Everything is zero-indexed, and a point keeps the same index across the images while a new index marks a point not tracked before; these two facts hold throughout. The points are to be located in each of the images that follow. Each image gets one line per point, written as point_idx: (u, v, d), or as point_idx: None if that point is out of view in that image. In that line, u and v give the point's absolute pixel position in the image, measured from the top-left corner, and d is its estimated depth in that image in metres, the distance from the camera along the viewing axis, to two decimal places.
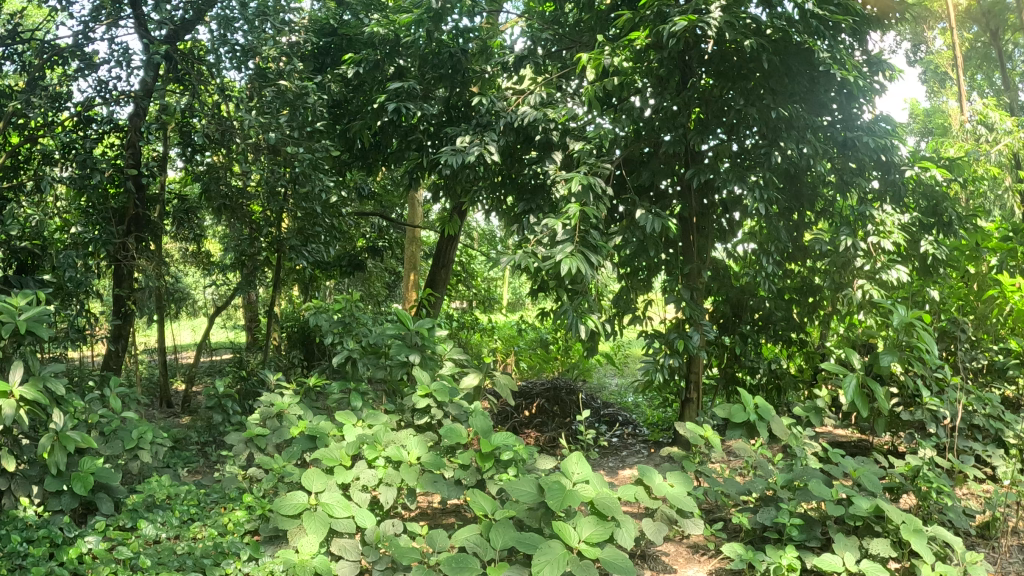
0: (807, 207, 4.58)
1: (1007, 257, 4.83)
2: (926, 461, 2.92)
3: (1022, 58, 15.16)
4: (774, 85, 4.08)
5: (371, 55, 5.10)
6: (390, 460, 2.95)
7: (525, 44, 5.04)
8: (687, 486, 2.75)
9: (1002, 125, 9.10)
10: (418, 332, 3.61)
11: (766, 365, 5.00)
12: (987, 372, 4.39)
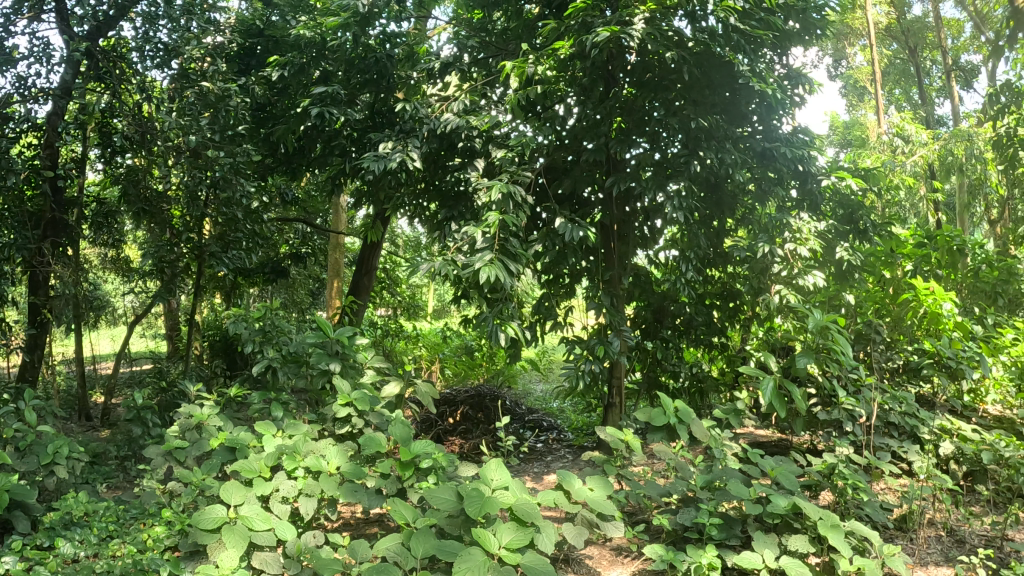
0: (727, 215, 4.71)
1: (920, 262, 5.15)
2: (841, 458, 3.04)
3: (935, 74, 15.95)
4: (696, 95, 4.17)
5: (297, 58, 5.10)
6: (309, 471, 2.91)
7: (451, 50, 4.98)
8: (606, 489, 2.78)
9: (918, 137, 9.55)
10: (338, 340, 3.58)
11: (690, 370, 5.09)
12: (903, 372, 4.57)
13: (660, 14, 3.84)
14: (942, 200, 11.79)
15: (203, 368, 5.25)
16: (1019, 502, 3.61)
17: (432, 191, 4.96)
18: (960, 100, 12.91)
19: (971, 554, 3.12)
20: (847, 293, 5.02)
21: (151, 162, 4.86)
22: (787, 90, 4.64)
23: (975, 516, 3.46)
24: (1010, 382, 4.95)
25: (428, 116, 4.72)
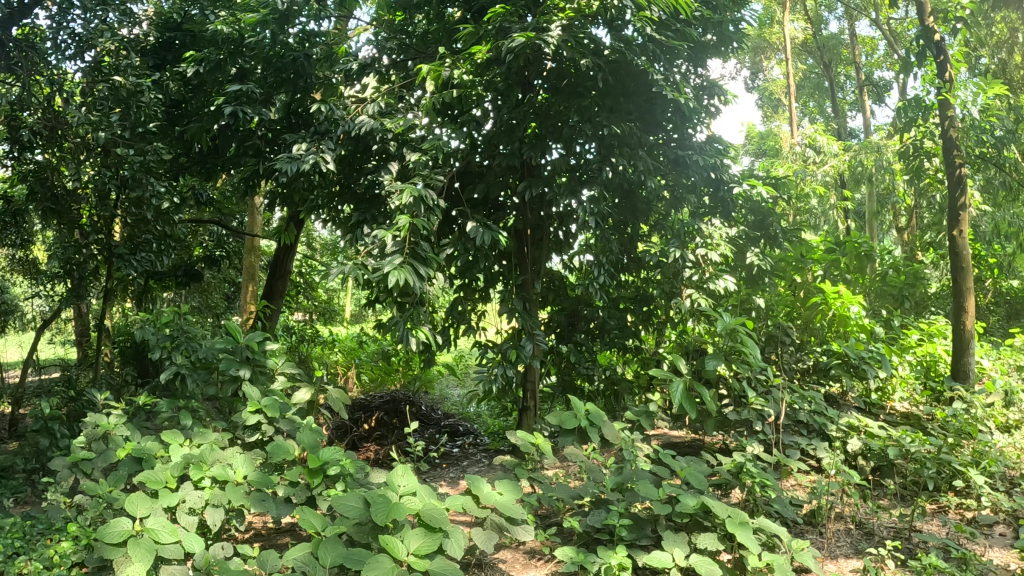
0: (640, 221, 4.85)
1: (830, 267, 5.42)
2: (749, 456, 3.12)
3: (847, 88, 16.74)
4: (611, 102, 4.25)
5: (213, 54, 5.04)
6: (217, 481, 2.82)
7: (370, 52, 4.98)
8: (515, 493, 2.76)
9: (829, 148, 9.99)
10: (249, 346, 3.50)
11: (608, 372, 5.16)
12: (812, 372, 4.73)
13: (578, 20, 3.91)
14: (852, 207, 12.35)
15: (113, 376, 5.05)
16: (920, 494, 3.79)
17: (348, 193, 4.79)
18: (869, 113, 13.58)
19: (877, 546, 3.26)
20: (757, 296, 5.01)
21: (61, 160, 4.62)
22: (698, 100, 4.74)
23: (880, 509, 3.62)
24: (914, 380, 5.20)
25: (343, 118, 4.70)
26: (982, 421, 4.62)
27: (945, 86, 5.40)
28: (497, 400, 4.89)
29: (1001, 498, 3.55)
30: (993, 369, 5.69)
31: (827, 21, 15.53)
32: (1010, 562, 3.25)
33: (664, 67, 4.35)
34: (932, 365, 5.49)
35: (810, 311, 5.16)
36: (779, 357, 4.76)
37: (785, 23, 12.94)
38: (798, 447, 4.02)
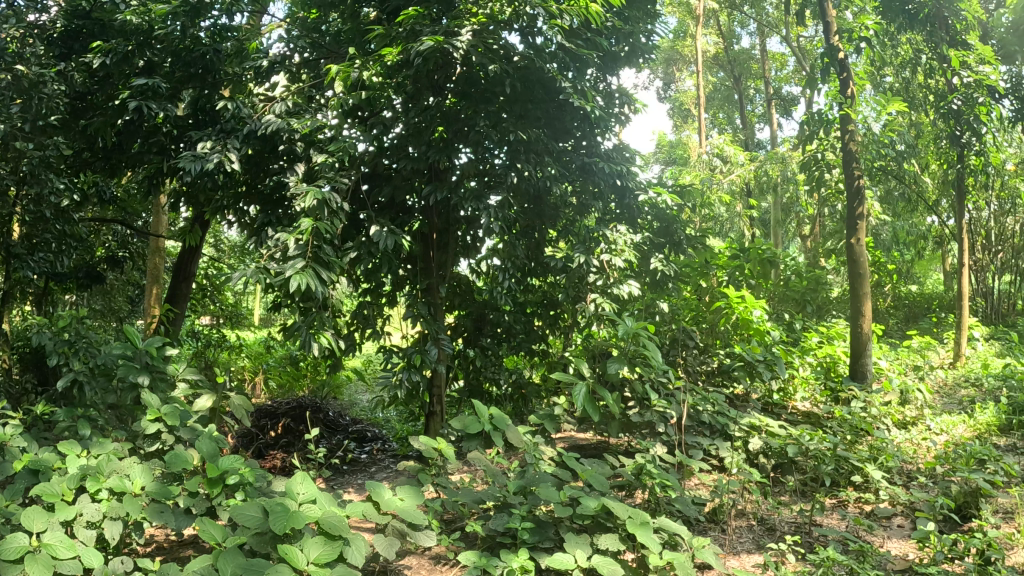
0: (548, 227, 4.97)
1: (733, 273, 5.66)
2: (649, 458, 3.20)
3: (756, 101, 17.55)
4: (519, 109, 4.33)
5: (121, 45, 4.80)
6: (114, 493, 2.71)
7: (281, 50, 4.90)
8: (416, 498, 2.76)
9: (736, 159, 10.35)
10: (148, 352, 3.38)
11: (513, 376, 5.17)
12: (716, 373, 4.92)
13: (488, 27, 4.04)
14: (758, 215, 12.84)
15: (10, 383, 4.79)
16: (820, 490, 3.96)
17: (254, 193, 4.71)
18: (776, 125, 14.20)
19: (778, 540, 3.39)
20: (662, 301, 5.20)
21: None
22: (606, 106, 5.06)
23: (781, 505, 3.76)
24: (815, 381, 5.43)
25: (251, 117, 4.60)
26: (879, 420, 4.87)
27: (846, 102, 5.70)
28: (405, 405, 4.88)
29: (896, 491, 3.74)
30: (887, 369, 6.02)
31: (738, 36, 16.26)
32: (905, 552, 3.42)
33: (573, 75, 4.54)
34: (830, 365, 5.64)
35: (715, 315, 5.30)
36: (684, 359, 4.88)
37: (698, 36, 13.39)
38: (701, 447, 4.15)
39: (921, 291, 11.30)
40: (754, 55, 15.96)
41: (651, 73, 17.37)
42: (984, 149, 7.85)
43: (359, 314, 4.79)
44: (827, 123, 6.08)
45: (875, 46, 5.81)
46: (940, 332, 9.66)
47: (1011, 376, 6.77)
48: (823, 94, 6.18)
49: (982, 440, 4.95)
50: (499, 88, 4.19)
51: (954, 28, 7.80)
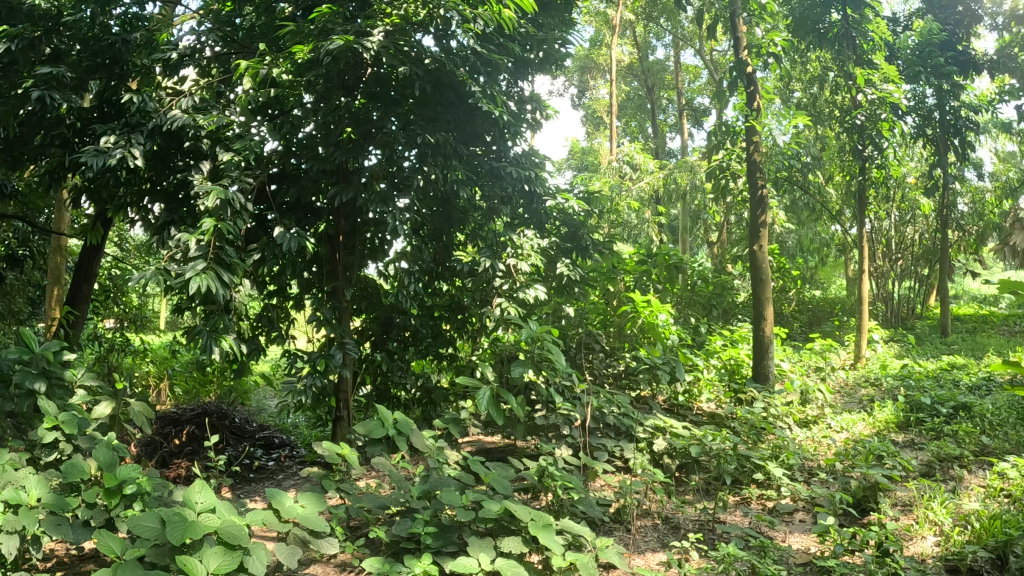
0: (456, 230, 5.15)
1: (643, 277, 6.21)
2: (550, 460, 3.33)
3: (668, 111, 18.22)
4: (427, 111, 4.62)
5: (26, 30, 4.54)
6: (7, 506, 2.61)
7: (192, 41, 4.77)
8: (318, 505, 2.76)
9: (645, 166, 10.92)
10: (45, 356, 3.25)
11: (422, 381, 5.28)
12: (623, 376, 5.20)
13: (400, 29, 4.22)
14: (667, 221, 13.27)
15: None
16: (725, 488, 4.13)
17: (158, 191, 4.61)
18: (688, 133, 15.52)
19: (682, 538, 3.53)
20: (568, 306, 5.49)
21: None
22: (517, 109, 5.36)
23: (685, 504, 3.91)
24: (719, 384, 5.67)
25: (157, 112, 4.52)
26: (781, 420, 5.08)
27: (753, 113, 6.07)
28: (310, 410, 4.85)
29: (798, 487, 3.93)
30: (789, 371, 6.34)
31: (652, 48, 16.85)
32: (807, 545, 3.59)
33: (481, 81, 4.75)
34: (735, 368, 5.84)
35: (620, 318, 5.79)
36: (590, 362, 5.21)
37: (615, 46, 13.83)
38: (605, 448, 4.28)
39: (825, 295, 11.74)
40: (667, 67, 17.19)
41: (569, 80, 17.75)
42: (884, 162, 8.33)
43: (265, 317, 4.71)
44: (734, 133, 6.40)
45: (783, 62, 6.14)
46: (842, 335, 10.17)
47: (907, 376, 7.20)
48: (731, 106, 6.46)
49: (878, 437, 5.23)
50: (409, 90, 4.44)
51: (863, 48, 8.30)
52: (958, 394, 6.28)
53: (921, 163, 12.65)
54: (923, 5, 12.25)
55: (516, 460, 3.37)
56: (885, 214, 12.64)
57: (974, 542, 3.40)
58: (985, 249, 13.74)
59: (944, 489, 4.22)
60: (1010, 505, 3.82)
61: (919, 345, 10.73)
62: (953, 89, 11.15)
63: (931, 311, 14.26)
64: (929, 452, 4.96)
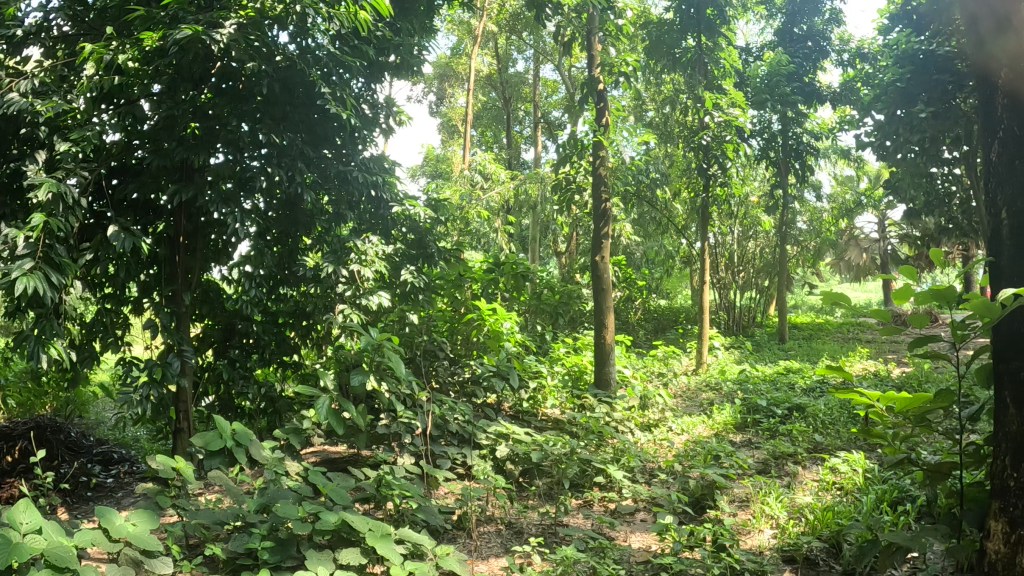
0: (302, 234, 5.07)
1: (488, 285, 6.67)
2: (386, 469, 3.56)
3: (526, 123, 18.80)
4: (275, 111, 4.54)
5: None
6: None
7: (38, 19, 4.47)
8: (150, 523, 2.66)
9: (496, 176, 11.29)
10: None
11: (264, 390, 5.16)
12: (468, 382, 5.41)
13: (252, 24, 4.18)
14: (518, 230, 13.68)
15: None
16: (566, 492, 4.34)
17: None
18: (541, 146, 16.13)
19: (523, 542, 3.69)
20: (412, 313, 5.68)
21: None
22: (369, 113, 5.34)
23: (528, 509, 4.09)
24: (562, 390, 5.91)
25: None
26: (622, 424, 5.50)
27: (600, 130, 6.42)
28: (149, 423, 4.65)
29: (638, 489, 4.17)
30: (632, 378, 6.63)
31: (513, 61, 17.38)
32: (647, 544, 3.77)
33: (332, 83, 4.75)
34: (578, 373, 6.37)
35: (466, 326, 6.02)
36: (435, 370, 5.33)
37: (474, 55, 14.10)
38: (449, 456, 4.40)
39: (670, 304, 12.96)
40: (527, 80, 17.75)
41: (427, 86, 17.84)
42: (726, 181, 8.89)
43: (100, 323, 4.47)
44: (580, 147, 6.69)
45: (631, 82, 6.51)
46: (685, 342, 10.84)
47: (743, 381, 7.75)
48: (581, 121, 6.73)
49: (716, 438, 5.59)
50: (257, 88, 4.35)
51: (714, 73, 9.05)
52: (791, 396, 6.81)
53: (762, 183, 13.61)
54: (775, 37, 13.22)
55: (358, 471, 3.54)
56: (728, 229, 13.56)
57: (809, 533, 3.69)
58: (819, 262, 14.95)
59: (779, 484, 4.58)
60: (839, 497, 4.24)
61: (757, 351, 11.59)
62: (796, 117, 12.21)
63: (770, 319, 15.37)
64: (766, 450, 5.37)
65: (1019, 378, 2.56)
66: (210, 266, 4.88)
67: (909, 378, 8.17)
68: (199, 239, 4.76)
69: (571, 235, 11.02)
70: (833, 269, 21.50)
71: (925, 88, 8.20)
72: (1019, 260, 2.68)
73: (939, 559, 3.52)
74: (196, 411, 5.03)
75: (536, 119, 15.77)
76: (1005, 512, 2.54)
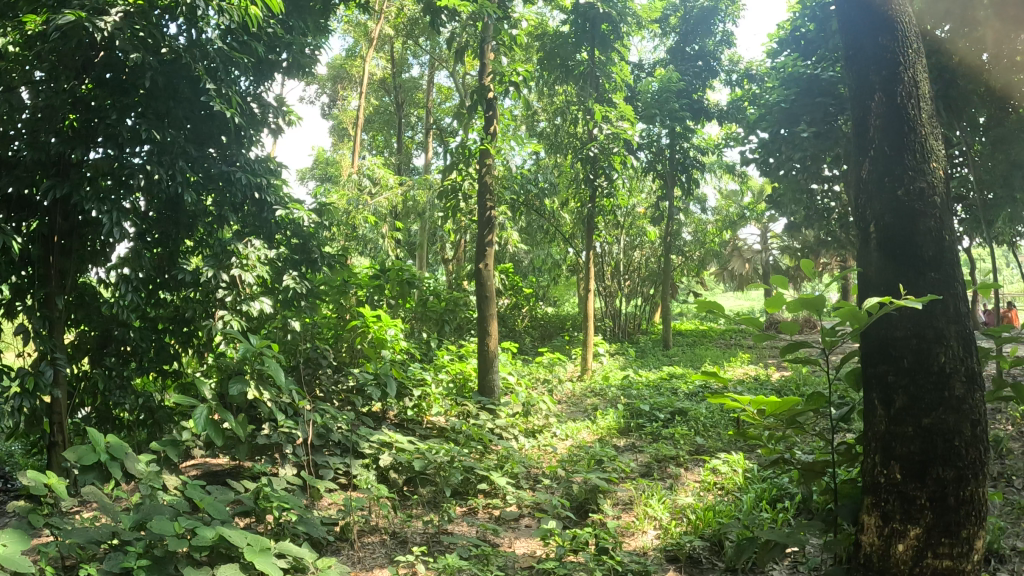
0: (184, 237, 4.85)
1: (374, 291, 6.60)
2: (265, 480, 3.48)
3: (418, 129, 18.78)
4: (157, 106, 4.39)
5: None
6: None
7: None
8: (21, 544, 2.44)
9: (385, 181, 11.22)
10: None
11: (143, 400, 4.77)
12: (350, 391, 5.31)
13: (139, 13, 4.16)
14: (406, 236, 13.62)
15: None
16: (449, 500, 4.34)
17: None
18: (432, 153, 16.15)
19: (408, 552, 3.65)
20: (293, 320, 5.54)
21: None
22: (259, 113, 5.19)
23: (412, 518, 4.06)
24: (446, 398, 5.94)
25: None
26: (506, 431, 5.58)
27: (488, 138, 6.48)
28: (18, 436, 4.33)
29: (520, 495, 4.22)
30: (516, 385, 6.73)
31: (408, 66, 17.36)
32: (531, 549, 3.80)
33: (218, 79, 4.63)
34: (463, 381, 6.39)
35: (350, 333, 5.92)
36: (318, 378, 5.19)
37: (369, 58, 13.96)
38: (331, 466, 4.32)
39: (557, 311, 13.22)
40: (421, 85, 17.72)
41: (319, 87, 17.56)
42: (611, 192, 9.17)
43: None
44: (468, 154, 6.73)
45: (520, 91, 6.59)
46: (570, 349, 11.07)
47: (627, 387, 7.98)
48: (469, 128, 6.78)
49: (600, 443, 5.72)
50: (139, 80, 4.23)
51: (605, 87, 9.38)
52: (673, 401, 7.06)
53: (649, 195, 14.10)
54: (667, 55, 13.73)
55: (237, 483, 3.43)
56: (614, 239, 13.97)
57: (690, 532, 3.81)
58: (702, 272, 15.58)
59: (662, 487, 4.71)
60: (720, 497, 4.41)
61: (640, 357, 11.96)
62: (683, 132, 12.72)
63: (654, 327, 15.89)
64: (649, 454, 5.53)
65: (886, 382, 2.64)
66: (87, 269, 4.51)
67: (787, 383, 8.62)
68: (77, 239, 4.44)
69: (459, 241, 11.11)
70: (716, 278, 22.44)
71: (808, 110, 8.62)
72: (886, 271, 2.72)
73: (815, 552, 3.73)
74: (71, 423, 4.64)
75: (428, 125, 15.79)
76: (877, 506, 2.63)
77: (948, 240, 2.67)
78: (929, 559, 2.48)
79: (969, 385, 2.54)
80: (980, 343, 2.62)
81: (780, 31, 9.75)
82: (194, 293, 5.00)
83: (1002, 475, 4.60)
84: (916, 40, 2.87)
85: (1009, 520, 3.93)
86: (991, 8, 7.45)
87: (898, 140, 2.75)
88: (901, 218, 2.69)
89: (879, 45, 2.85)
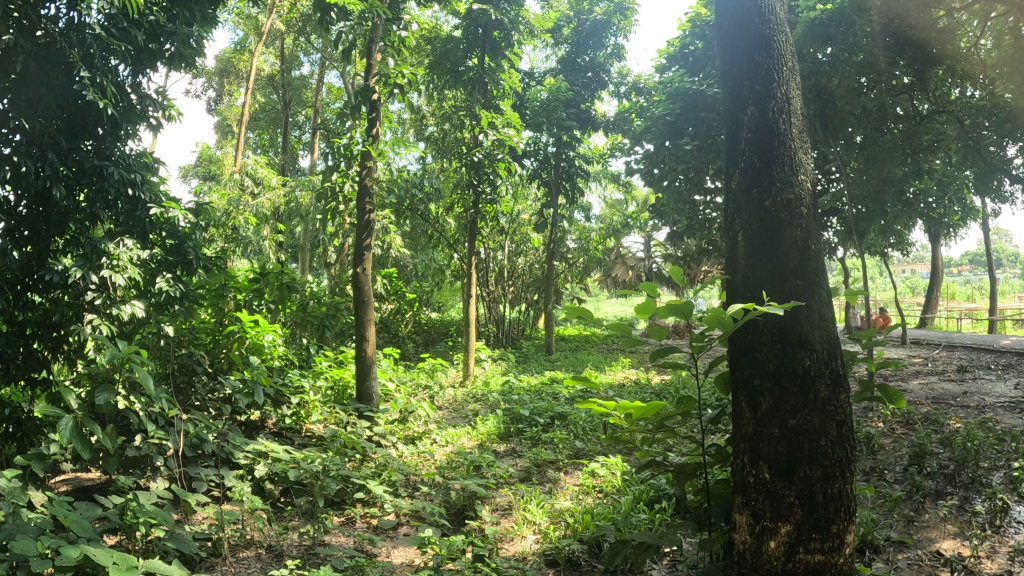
0: (55, 237, 4.59)
1: (253, 295, 6.39)
2: (134, 498, 3.27)
3: (308, 128, 18.49)
4: (28, 92, 4.19)
5: None
6: None
7: None
8: None
9: (268, 181, 10.96)
10: None
11: (9, 410, 4.23)
12: (222, 400, 5.02)
13: None
14: (289, 237, 13.34)
15: None
16: (326, 510, 4.23)
17: None
18: (318, 154, 15.91)
19: (283, 565, 3.51)
20: (168, 324, 5.26)
21: None
22: (137, 104, 4.88)
23: (288, 531, 3.91)
24: (323, 407, 5.82)
25: None
26: (385, 438, 5.55)
27: (370, 140, 6.39)
28: None
29: (400, 503, 4.17)
30: (395, 391, 6.68)
31: (298, 63, 17.04)
32: (410, 558, 3.75)
33: (97, 65, 4.39)
34: (341, 388, 6.27)
35: (227, 339, 5.59)
36: (193, 386, 4.85)
37: (258, 56, 13.55)
38: (204, 477, 4.10)
39: (440, 316, 13.21)
40: (311, 83, 17.43)
41: (205, 81, 17.01)
42: (493, 198, 9.28)
43: None
44: (350, 155, 6.64)
45: (407, 94, 6.50)
46: (452, 354, 11.12)
47: (508, 392, 8.06)
48: (352, 129, 6.72)
49: (480, 449, 5.74)
50: (8, 63, 4.03)
51: (492, 93, 9.22)
52: (552, 405, 7.17)
53: (535, 202, 14.33)
54: (558, 64, 13.94)
55: (103, 499, 3.23)
56: (500, 244, 14.12)
57: (569, 536, 3.85)
58: (585, 279, 15.94)
59: (539, 491, 4.76)
60: (599, 498, 4.50)
61: (522, 362, 12.11)
62: (569, 141, 13.02)
63: (538, 332, 16.10)
64: (528, 458, 5.57)
65: (752, 385, 2.74)
66: None
67: (668, 387, 8.91)
68: None
69: (343, 244, 10.95)
70: (600, 284, 22.99)
71: (692, 123, 8.92)
72: (751, 279, 2.84)
73: (690, 551, 3.84)
74: None
75: (315, 125, 15.52)
76: (747, 505, 2.73)
77: (813, 250, 2.79)
78: (801, 554, 2.60)
79: (833, 388, 2.67)
80: (843, 348, 2.76)
81: (669, 48, 10.13)
82: (63, 294, 4.62)
83: (870, 471, 4.88)
84: (791, 59, 3.01)
85: (876, 514, 4.14)
86: (870, 36, 7.72)
87: (767, 153, 2.87)
88: (767, 227, 2.81)
89: (754, 62, 2.97)
